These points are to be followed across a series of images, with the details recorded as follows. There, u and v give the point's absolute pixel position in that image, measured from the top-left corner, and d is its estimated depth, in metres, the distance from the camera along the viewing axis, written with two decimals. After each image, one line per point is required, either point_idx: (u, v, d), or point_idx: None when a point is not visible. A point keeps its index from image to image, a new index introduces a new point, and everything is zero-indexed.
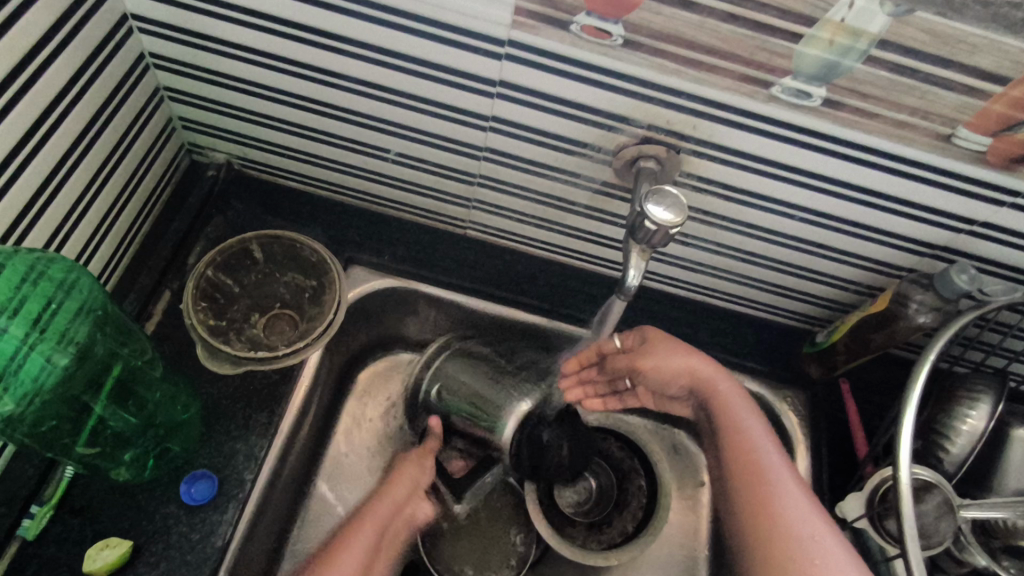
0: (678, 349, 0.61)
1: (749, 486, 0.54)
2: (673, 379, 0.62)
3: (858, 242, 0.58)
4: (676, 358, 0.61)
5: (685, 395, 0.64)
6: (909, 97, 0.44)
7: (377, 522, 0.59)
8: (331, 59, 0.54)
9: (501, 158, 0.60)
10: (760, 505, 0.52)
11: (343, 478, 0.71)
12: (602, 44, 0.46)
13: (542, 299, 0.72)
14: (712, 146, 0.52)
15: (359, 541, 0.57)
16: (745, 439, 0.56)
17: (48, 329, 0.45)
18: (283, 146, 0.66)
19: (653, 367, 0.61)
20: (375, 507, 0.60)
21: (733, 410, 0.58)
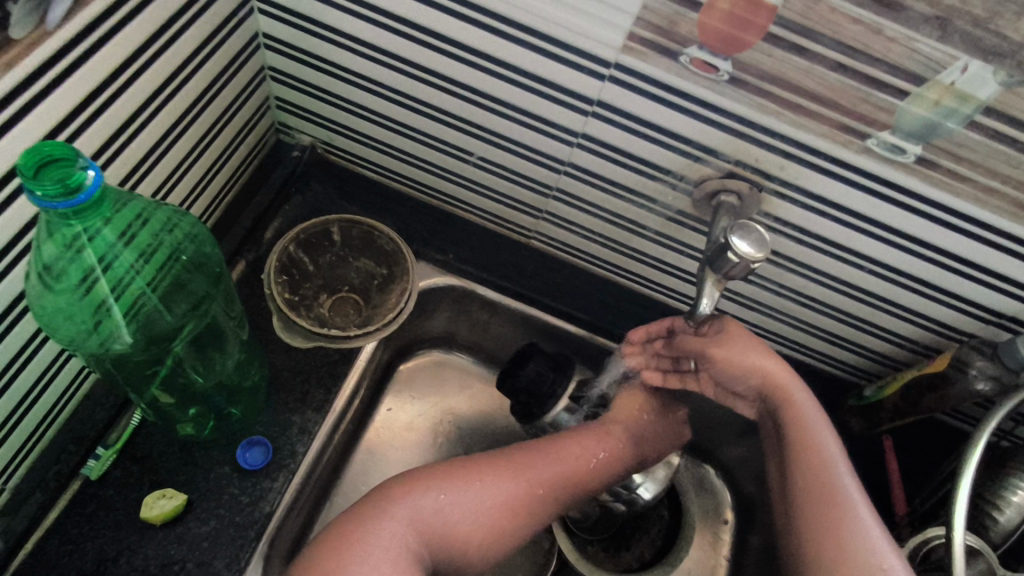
0: (755, 346, 0.57)
1: (813, 492, 0.52)
2: (742, 375, 0.58)
3: (925, 301, 0.58)
4: (757, 358, 0.57)
5: (752, 396, 0.59)
6: (1004, 165, 0.45)
7: (602, 449, 0.63)
8: (437, 59, 0.56)
9: (582, 175, 0.61)
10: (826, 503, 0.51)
11: (377, 464, 0.72)
12: (707, 77, 0.47)
13: (595, 317, 0.74)
14: (796, 189, 0.53)
15: (588, 445, 0.62)
16: (818, 450, 0.53)
17: (153, 259, 0.47)
18: (370, 137, 0.68)
19: (727, 359, 0.57)
20: (613, 425, 0.64)
21: (811, 425, 0.54)
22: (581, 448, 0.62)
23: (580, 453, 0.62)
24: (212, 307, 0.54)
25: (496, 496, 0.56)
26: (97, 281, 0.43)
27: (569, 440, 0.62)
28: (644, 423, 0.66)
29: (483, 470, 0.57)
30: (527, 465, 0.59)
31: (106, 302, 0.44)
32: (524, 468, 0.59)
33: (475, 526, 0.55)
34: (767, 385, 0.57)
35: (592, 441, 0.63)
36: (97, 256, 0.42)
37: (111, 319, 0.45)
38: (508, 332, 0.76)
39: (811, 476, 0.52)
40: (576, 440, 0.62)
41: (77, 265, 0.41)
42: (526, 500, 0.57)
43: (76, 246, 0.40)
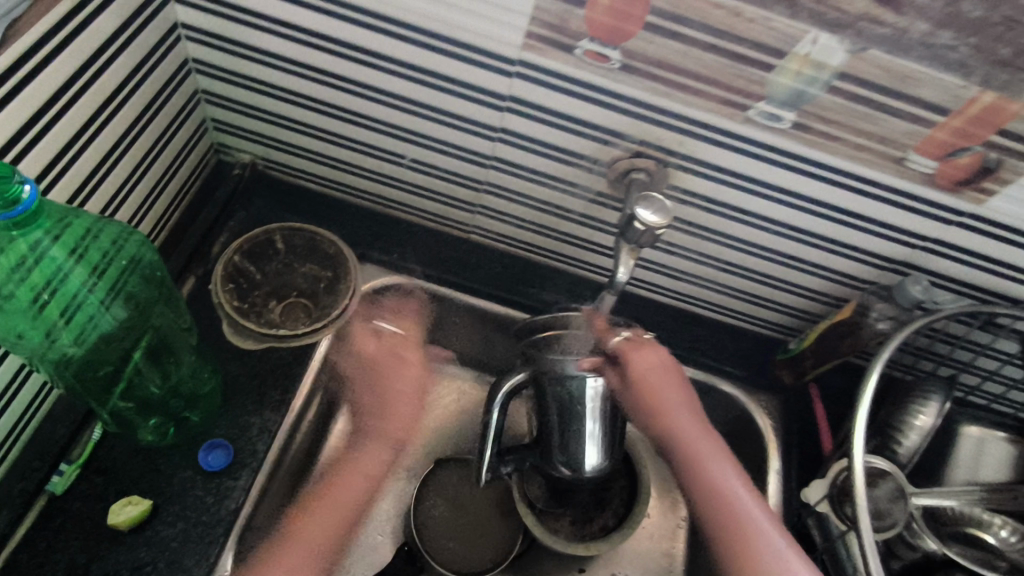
0: (660, 373, 0.65)
1: (724, 523, 0.59)
2: (640, 403, 0.64)
3: (827, 255, 0.64)
4: (649, 372, 0.64)
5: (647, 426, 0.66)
6: (866, 124, 0.51)
7: (352, 478, 0.60)
8: (358, 71, 0.60)
9: (507, 167, 0.66)
10: (739, 528, 0.58)
11: None
12: (601, 66, 0.52)
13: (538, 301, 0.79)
14: (696, 162, 0.58)
15: (369, 449, 0.62)
16: (708, 478, 0.61)
17: (106, 275, 0.50)
18: (305, 149, 0.72)
19: (637, 374, 0.64)
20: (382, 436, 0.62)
21: (694, 449, 0.63)
22: (369, 456, 0.61)
23: (374, 465, 0.61)
24: (157, 316, 0.57)
25: (333, 504, 0.58)
26: (48, 301, 0.47)
27: (352, 466, 0.61)
28: (400, 399, 0.64)
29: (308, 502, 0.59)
30: (333, 500, 0.59)
31: (60, 319, 0.48)
32: (351, 485, 0.60)
33: (316, 562, 0.55)
34: (649, 406, 0.64)
35: (354, 469, 0.61)
36: (44, 277, 0.46)
37: (64, 336, 0.48)
38: (456, 325, 0.80)
39: (716, 505, 0.60)
40: (364, 457, 0.61)
41: (26, 286, 0.45)
42: (349, 511, 0.59)
43: (23, 268, 0.44)
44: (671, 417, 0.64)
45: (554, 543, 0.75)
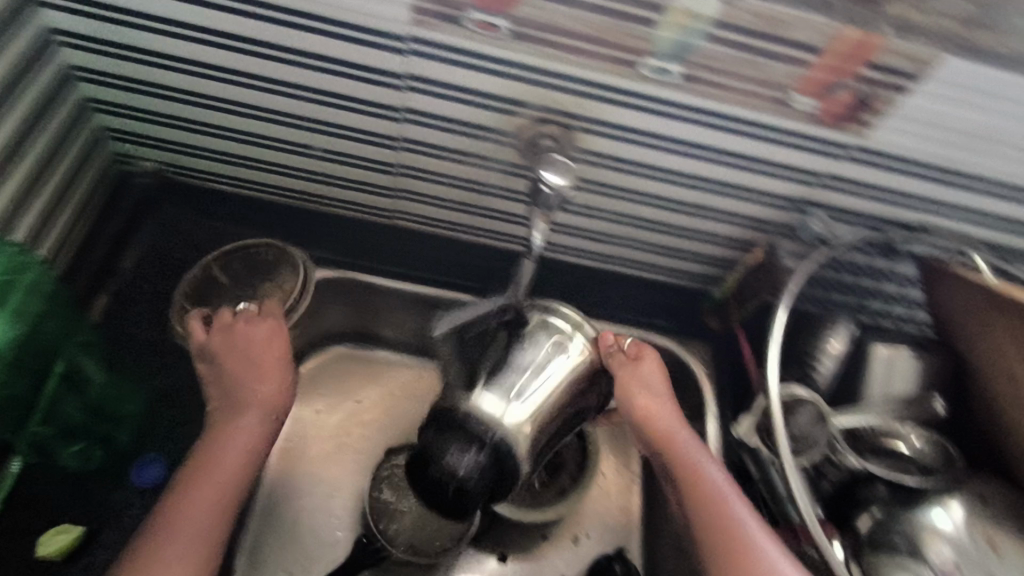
0: (657, 379, 0.64)
1: (719, 540, 0.55)
2: (636, 405, 0.63)
3: (733, 201, 0.66)
4: (647, 380, 0.63)
5: (641, 440, 0.64)
6: (749, 69, 0.53)
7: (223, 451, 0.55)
8: (251, 63, 0.59)
9: (417, 147, 0.66)
10: (733, 546, 0.54)
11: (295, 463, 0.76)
12: (491, 35, 0.53)
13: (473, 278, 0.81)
14: (598, 123, 0.59)
15: (245, 410, 0.57)
16: (709, 492, 0.58)
17: None
18: (211, 150, 0.70)
19: (631, 378, 0.63)
20: (251, 396, 0.58)
21: (695, 461, 0.60)
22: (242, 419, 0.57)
23: (249, 435, 0.57)
24: (54, 335, 0.53)
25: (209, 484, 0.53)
26: None
27: (225, 432, 0.56)
28: (267, 359, 0.60)
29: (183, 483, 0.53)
30: (207, 480, 0.53)
31: None
32: (229, 449, 0.55)
33: (208, 532, 0.51)
34: (646, 413, 0.62)
35: (222, 441, 0.55)
36: None
37: None
38: (392, 314, 0.81)
39: (710, 519, 0.56)
40: (234, 424, 0.57)
41: None
42: (229, 491, 0.54)
43: None
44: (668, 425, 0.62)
45: (517, 514, 0.76)
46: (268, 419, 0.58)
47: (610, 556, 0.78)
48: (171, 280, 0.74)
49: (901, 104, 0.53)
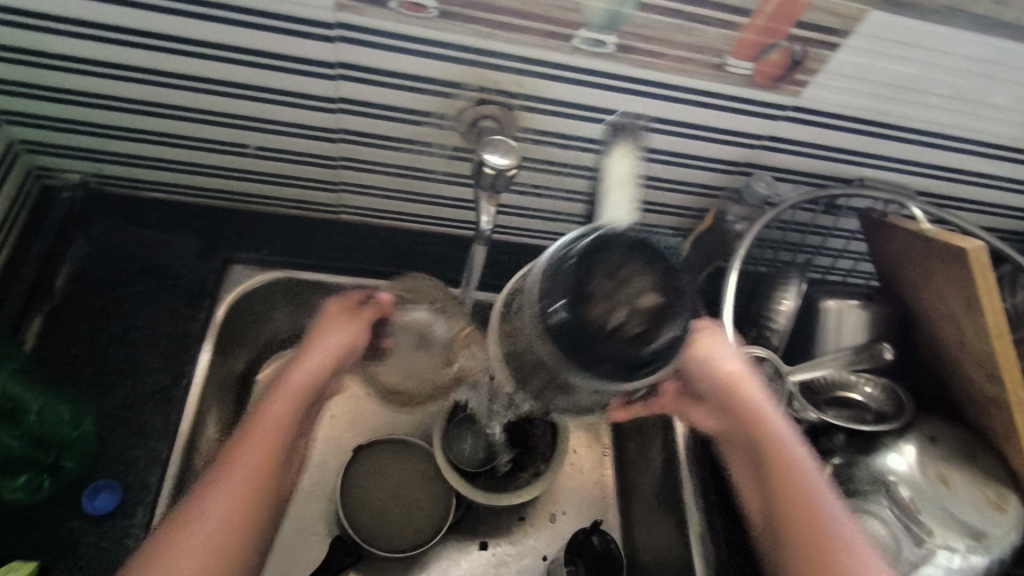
0: (734, 354, 0.55)
1: (804, 537, 0.47)
2: (712, 382, 0.55)
3: (678, 170, 0.67)
4: (725, 359, 0.55)
5: (715, 407, 0.57)
6: (681, 36, 0.52)
7: (231, 467, 0.48)
8: (170, 61, 0.56)
9: (357, 138, 0.64)
10: (818, 544, 0.47)
11: None
12: (420, 16, 0.51)
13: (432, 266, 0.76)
14: (538, 100, 0.59)
15: (282, 405, 0.52)
16: (791, 474, 0.50)
17: None
18: (140, 155, 0.67)
19: (699, 359, 0.54)
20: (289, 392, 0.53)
21: (784, 444, 0.52)
22: (301, 381, 0.54)
23: (269, 438, 0.50)
24: None
25: (214, 507, 0.46)
26: None
27: (281, 393, 0.53)
28: (334, 346, 0.57)
29: (227, 446, 0.49)
30: (219, 495, 0.46)
31: None
32: (247, 467, 0.48)
33: (213, 566, 0.44)
34: (727, 388, 0.54)
35: (253, 448, 0.49)
36: None
37: None
38: None
39: (791, 507, 0.49)
40: (293, 386, 0.54)
41: None
42: (245, 522, 0.47)
43: None
44: (743, 389, 0.54)
45: (488, 499, 0.74)
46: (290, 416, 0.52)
47: (588, 530, 0.75)
48: (110, 294, 0.68)
49: (831, 62, 0.54)
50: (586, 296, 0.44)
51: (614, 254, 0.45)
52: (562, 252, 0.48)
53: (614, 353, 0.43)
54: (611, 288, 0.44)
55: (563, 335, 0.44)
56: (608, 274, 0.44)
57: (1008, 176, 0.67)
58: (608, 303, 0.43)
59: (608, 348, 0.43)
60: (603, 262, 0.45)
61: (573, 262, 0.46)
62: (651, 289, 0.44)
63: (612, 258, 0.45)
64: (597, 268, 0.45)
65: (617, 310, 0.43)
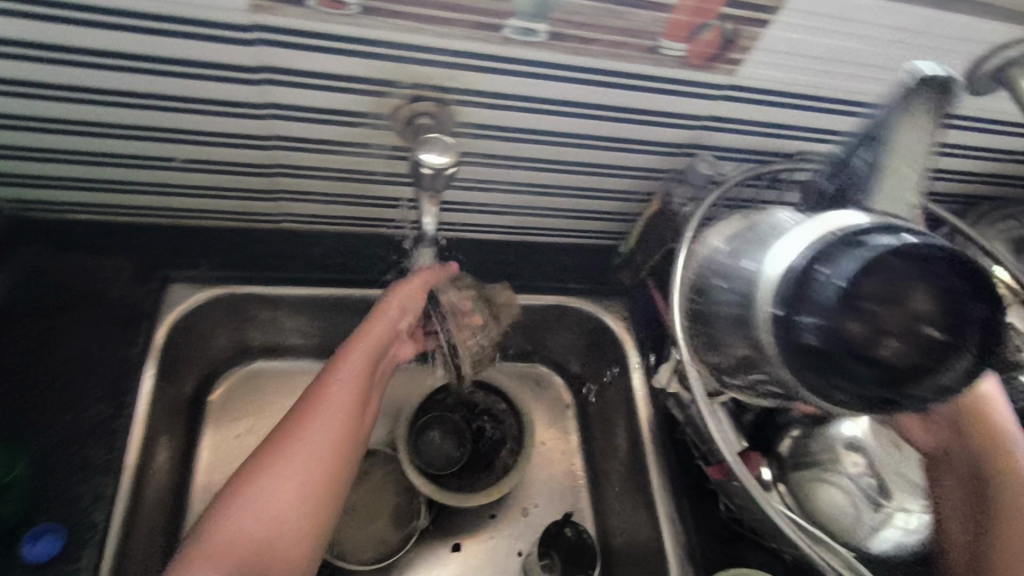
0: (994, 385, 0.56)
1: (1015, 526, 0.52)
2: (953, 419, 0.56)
3: (622, 155, 0.66)
4: (995, 414, 0.55)
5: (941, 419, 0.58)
6: (613, 20, 0.51)
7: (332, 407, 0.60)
8: (78, 75, 0.52)
9: (290, 144, 0.61)
10: None
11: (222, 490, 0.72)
12: (341, 13, 0.49)
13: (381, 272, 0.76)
14: (474, 93, 0.57)
15: (348, 367, 0.63)
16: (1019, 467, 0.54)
17: None
18: (55, 177, 0.63)
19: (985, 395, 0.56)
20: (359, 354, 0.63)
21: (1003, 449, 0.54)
22: (344, 390, 0.61)
23: (346, 391, 0.61)
24: None
25: (320, 429, 0.59)
26: None
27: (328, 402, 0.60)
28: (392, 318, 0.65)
29: (275, 448, 0.57)
30: (321, 419, 0.59)
31: None
32: (337, 407, 0.60)
33: (317, 485, 0.57)
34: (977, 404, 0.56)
35: (337, 392, 0.61)
36: None
37: None
38: (299, 321, 0.77)
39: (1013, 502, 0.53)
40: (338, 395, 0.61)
41: None
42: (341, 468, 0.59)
43: None
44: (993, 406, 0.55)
45: (458, 502, 0.73)
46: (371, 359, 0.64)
47: (561, 522, 0.75)
48: (42, 325, 0.64)
49: (763, 38, 0.54)
50: (851, 318, 0.38)
51: (890, 269, 0.38)
52: (808, 260, 0.40)
53: (870, 388, 0.39)
54: (897, 317, 0.38)
55: (816, 355, 0.39)
56: (882, 298, 0.38)
57: (942, 141, 0.68)
58: (890, 334, 0.38)
59: (856, 380, 0.39)
60: (873, 280, 0.38)
61: (835, 283, 0.38)
62: (927, 318, 0.39)
63: (891, 268, 0.38)
64: (868, 284, 0.38)
65: (887, 342, 0.38)
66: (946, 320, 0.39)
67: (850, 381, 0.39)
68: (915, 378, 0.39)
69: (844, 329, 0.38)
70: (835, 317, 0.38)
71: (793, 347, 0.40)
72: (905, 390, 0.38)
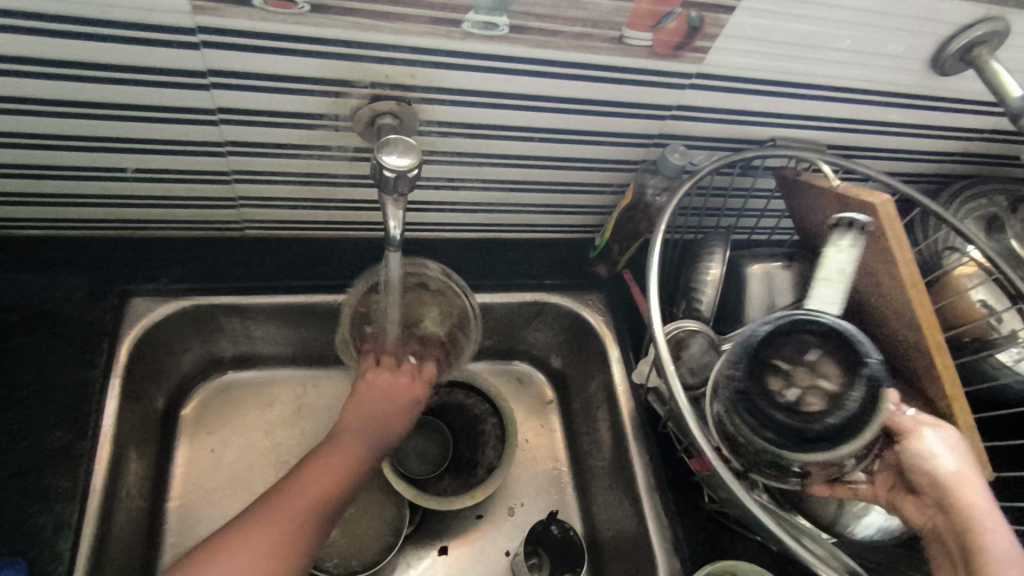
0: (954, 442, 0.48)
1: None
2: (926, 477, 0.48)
3: (591, 148, 0.65)
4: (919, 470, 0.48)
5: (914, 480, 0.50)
6: (574, 10, 0.50)
7: (320, 478, 0.55)
8: (16, 85, 0.50)
9: (247, 149, 0.59)
10: None
11: (200, 505, 0.71)
12: (290, 13, 0.46)
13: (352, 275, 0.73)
14: (436, 91, 0.55)
15: (350, 439, 0.59)
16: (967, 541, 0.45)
17: None
18: (4, 192, 0.61)
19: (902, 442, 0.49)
20: (359, 419, 0.60)
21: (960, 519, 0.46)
22: (338, 458, 0.57)
23: (345, 456, 0.57)
24: None
25: (297, 502, 0.53)
26: None
27: (312, 473, 0.56)
28: (398, 395, 0.61)
29: (249, 517, 0.52)
30: (302, 488, 0.54)
31: None
32: (320, 479, 0.55)
33: (278, 558, 0.51)
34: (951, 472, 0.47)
35: (333, 463, 0.57)
36: None
37: None
38: (269, 329, 0.75)
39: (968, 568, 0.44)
40: (325, 467, 0.56)
41: None
42: (296, 541, 0.52)
43: None
44: (947, 479, 0.47)
45: (440, 505, 0.70)
46: (378, 436, 0.60)
47: (545, 522, 0.74)
48: None
49: (729, 25, 0.53)
50: (767, 376, 0.51)
51: (801, 340, 0.51)
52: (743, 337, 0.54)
53: (787, 424, 0.48)
54: (806, 374, 0.50)
55: (746, 404, 0.51)
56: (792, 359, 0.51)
57: (913, 122, 0.68)
58: (795, 388, 0.49)
59: (779, 418, 0.49)
60: (785, 347, 0.51)
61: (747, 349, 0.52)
62: (828, 376, 0.49)
63: (797, 340, 0.52)
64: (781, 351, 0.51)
65: (803, 393, 0.49)
66: (851, 376, 0.48)
67: (769, 419, 0.49)
68: (819, 418, 0.48)
69: (757, 379, 0.51)
70: (750, 370, 0.51)
71: (738, 400, 0.51)
72: (808, 426, 0.48)
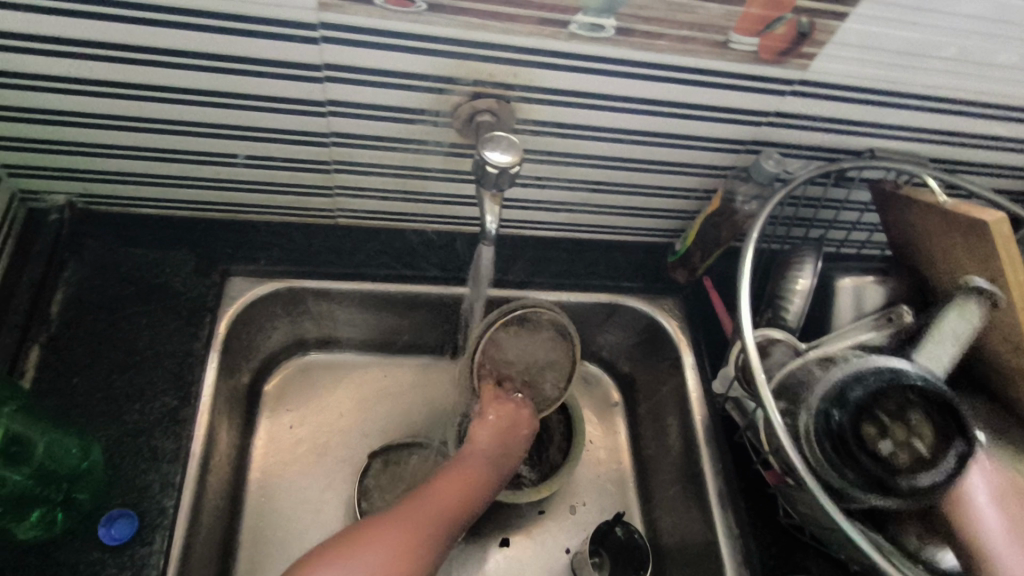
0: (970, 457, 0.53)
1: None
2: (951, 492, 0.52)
3: (681, 152, 0.65)
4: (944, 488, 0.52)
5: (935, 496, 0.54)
6: (682, 14, 0.50)
7: (454, 485, 0.58)
8: (154, 73, 0.54)
9: (348, 140, 0.62)
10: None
11: (279, 477, 0.74)
12: (408, 11, 0.48)
13: (439, 267, 0.75)
14: (536, 90, 0.56)
15: (474, 461, 0.63)
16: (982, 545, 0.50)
17: None
18: (127, 172, 0.65)
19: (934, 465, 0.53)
20: (479, 446, 0.64)
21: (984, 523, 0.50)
22: (464, 473, 0.60)
23: (468, 469, 0.61)
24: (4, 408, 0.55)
25: (432, 496, 0.56)
26: None
27: (454, 476, 0.60)
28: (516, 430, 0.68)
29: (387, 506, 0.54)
30: (434, 491, 0.57)
31: None
32: (452, 485, 0.58)
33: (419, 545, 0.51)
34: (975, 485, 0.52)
35: (459, 476, 0.59)
36: None
37: None
38: (352, 315, 0.77)
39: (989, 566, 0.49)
40: (461, 473, 0.60)
41: None
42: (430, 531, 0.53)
43: None
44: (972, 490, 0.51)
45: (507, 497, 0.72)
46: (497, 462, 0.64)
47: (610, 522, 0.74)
48: (109, 315, 0.66)
49: (838, 32, 0.52)
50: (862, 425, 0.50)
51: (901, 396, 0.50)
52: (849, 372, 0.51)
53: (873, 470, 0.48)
54: (904, 432, 0.49)
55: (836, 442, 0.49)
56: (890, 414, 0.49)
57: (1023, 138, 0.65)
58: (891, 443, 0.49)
59: (864, 463, 0.48)
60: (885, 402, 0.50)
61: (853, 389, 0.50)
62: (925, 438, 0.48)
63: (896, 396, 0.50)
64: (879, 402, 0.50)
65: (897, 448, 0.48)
66: (949, 444, 0.48)
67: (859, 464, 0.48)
68: (904, 477, 0.47)
69: (853, 424, 0.50)
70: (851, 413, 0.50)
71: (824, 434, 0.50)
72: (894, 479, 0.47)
